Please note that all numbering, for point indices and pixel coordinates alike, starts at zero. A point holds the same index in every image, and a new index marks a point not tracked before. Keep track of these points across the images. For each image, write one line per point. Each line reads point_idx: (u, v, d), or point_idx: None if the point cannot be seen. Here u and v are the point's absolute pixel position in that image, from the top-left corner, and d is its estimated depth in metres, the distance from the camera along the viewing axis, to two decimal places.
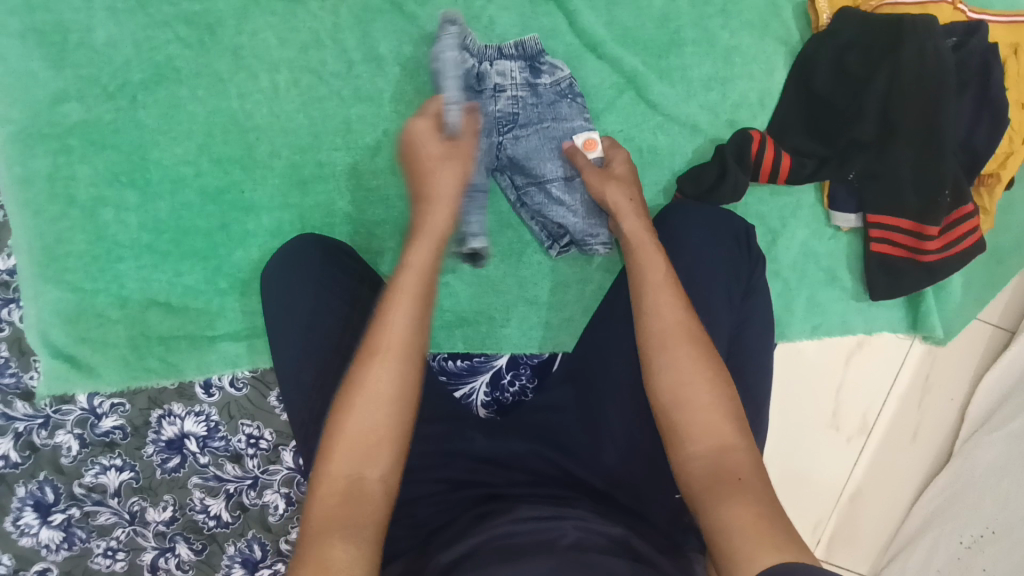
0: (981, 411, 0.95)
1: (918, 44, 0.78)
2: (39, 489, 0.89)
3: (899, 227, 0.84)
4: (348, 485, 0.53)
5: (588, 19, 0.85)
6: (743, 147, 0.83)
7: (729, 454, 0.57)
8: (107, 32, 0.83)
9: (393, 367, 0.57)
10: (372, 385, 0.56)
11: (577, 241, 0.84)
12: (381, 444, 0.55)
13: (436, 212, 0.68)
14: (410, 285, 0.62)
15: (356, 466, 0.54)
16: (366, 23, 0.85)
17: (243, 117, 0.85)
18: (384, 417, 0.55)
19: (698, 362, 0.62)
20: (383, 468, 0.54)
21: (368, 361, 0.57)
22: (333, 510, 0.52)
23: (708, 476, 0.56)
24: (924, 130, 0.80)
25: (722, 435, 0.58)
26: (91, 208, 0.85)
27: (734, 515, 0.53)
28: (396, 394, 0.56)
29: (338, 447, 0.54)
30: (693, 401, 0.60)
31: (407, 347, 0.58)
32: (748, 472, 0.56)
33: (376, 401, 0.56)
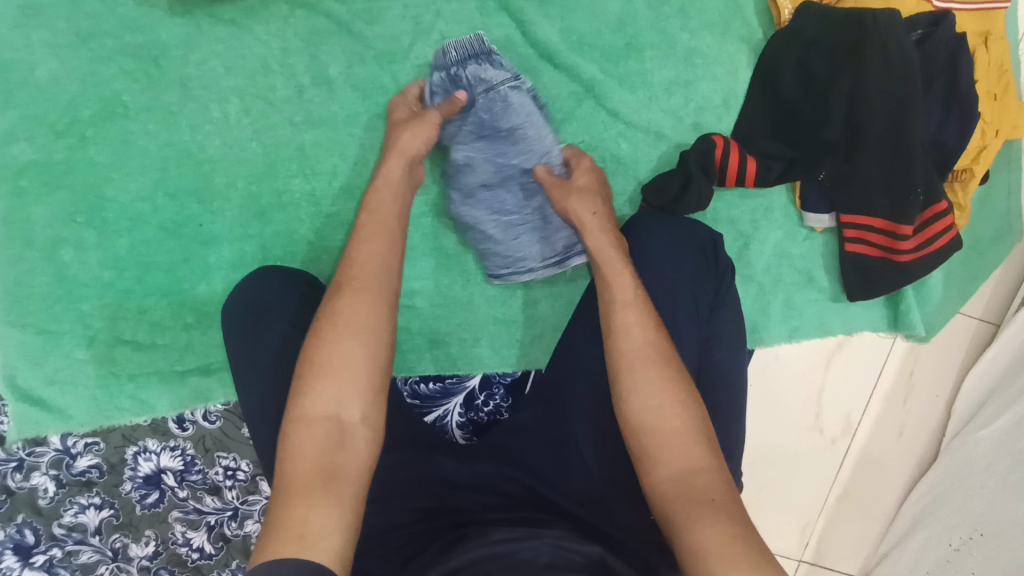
0: (967, 407, 0.94)
1: (880, 38, 0.76)
2: (18, 532, 0.89)
3: (873, 227, 0.83)
4: (328, 428, 0.54)
5: (543, 28, 0.83)
6: (708, 155, 0.81)
7: (702, 475, 0.54)
8: (52, 69, 0.81)
9: (371, 311, 0.60)
10: (351, 325, 0.59)
11: (562, 257, 0.81)
12: (359, 383, 0.57)
13: (394, 163, 0.73)
14: (375, 234, 0.67)
15: (336, 408, 0.55)
16: (314, 45, 0.83)
17: (196, 149, 0.84)
18: (363, 355, 0.58)
19: (666, 379, 0.59)
20: (363, 407, 0.56)
21: (343, 301, 0.60)
22: (318, 453, 0.53)
23: (679, 496, 0.53)
24: (891, 127, 0.78)
25: (695, 455, 0.56)
26: (49, 249, 0.84)
27: (707, 532, 0.50)
28: (375, 334, 0.59)
29: (317, 389, 0.56)
30: (661, 421, 0.58)
31: (379, 290, 0.62)
32: (719, 492, 0.53)
33: (354, 332, 0.59)
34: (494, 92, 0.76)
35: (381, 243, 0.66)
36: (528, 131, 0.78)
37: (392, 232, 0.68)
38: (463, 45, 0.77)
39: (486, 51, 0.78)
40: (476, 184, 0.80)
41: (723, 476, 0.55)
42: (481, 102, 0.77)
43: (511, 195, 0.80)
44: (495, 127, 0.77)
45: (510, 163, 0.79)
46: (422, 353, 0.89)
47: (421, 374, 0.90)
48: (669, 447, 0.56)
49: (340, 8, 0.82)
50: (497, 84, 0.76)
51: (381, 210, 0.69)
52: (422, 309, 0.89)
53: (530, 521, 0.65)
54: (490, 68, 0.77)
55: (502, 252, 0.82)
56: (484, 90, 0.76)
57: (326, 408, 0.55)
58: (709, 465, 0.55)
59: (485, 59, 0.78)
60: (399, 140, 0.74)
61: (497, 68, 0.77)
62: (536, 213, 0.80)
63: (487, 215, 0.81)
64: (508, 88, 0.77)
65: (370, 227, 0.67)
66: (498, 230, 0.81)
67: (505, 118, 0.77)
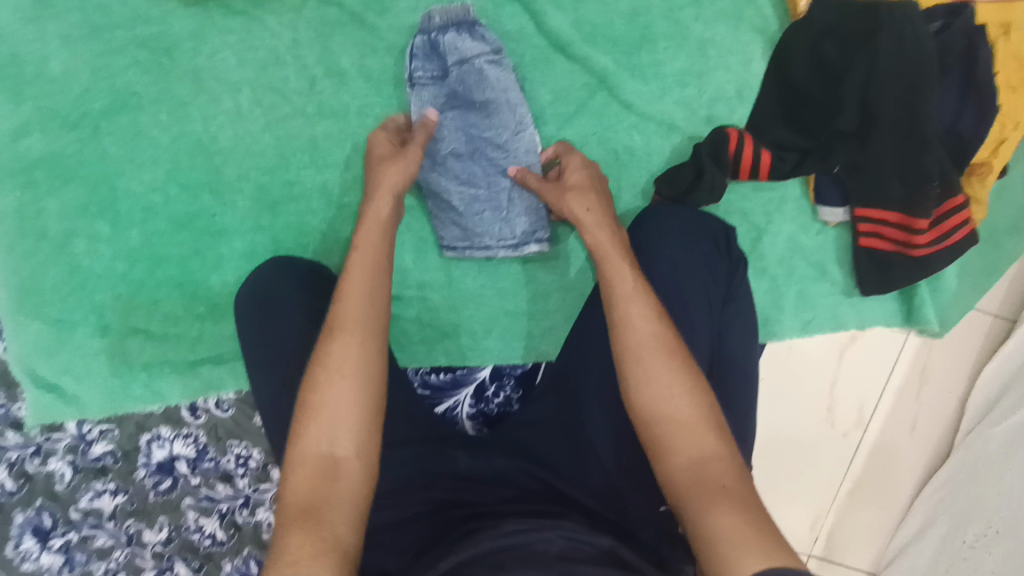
0: (983, 402, 0.93)
1: (896, 29, 0.76)
2: (36, 516, 0.91)
3: (888, 221, 0.82)
4: (322, 465, 0.54)
5: (555, 18, 0.82)
6: (720, 146, 0.80)
7: (715, 463, 0.54)
8: (65, 61, 0.82)
9: (356, 345, 0.58)
10: (338, 363, 0.57)
11: (516, 242, 0.83)
12: (351, 421, 0.56)
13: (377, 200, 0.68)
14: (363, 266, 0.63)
15: (328, 444, 0.55)
16: (325, 37, 0.83)
17: (207, 140, 0.84)
18: (352, 392, 0.56)
19: (675, 370, 0.58)
20: (356, 444, 0.55)
21: (331, 339, 0.59)
22: (311, 491, 0.53)
23: (692, 484, 0.53)
24: (906, 117, 0.77)
25: (706, 443, 0.55)
26: (64, 240, 0.85)
27: (723, 519, 0.50)
28: (363, 369, 0.57)
29: (309, 430, 0.55)
30: (672, 414, 0.57)
31: (362, 323, 0.59)
32: (732, 478, 0.53)
33: (344, 369, 0.57)
34: (469, 64, 0.78)
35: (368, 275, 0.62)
36: (501, 105, 0.80)
37: (378, 262, 0.63)
38: (447, 12, 0.79)
39: (468, 21, 0.79)
40: (445, 152, 0.80)
41: (735, 461, 0.55)
42: (455, 74, 0.79)
43: (478, 170, 0.81)
44: (467, 99, 0.79)
45: (481, 136, 0.80)
46: (432, 345, 0.89)
47: (432, 366, 0.90)
48: (679, 436, 0.56)
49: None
50: (472, 56, 0.78)
51: (368, 242, 0.65)
52: (433, 301, 0.89)
53: (543, 513, 0.65)
54: (466, 40, 0.78)
55: (461, 227, 0.82)
56: (458, 61, 0.78)
57: (319, 448, 0.55)
58: (719, 452, 0.55)
59: (465, 29, 0.79)
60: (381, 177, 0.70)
61: (475, 40, 0.79)
62: (502, 191, 0.80)
63: (454, 185, 0.81)
64: (484, 61, 0.79)
65: (355, 258, 0.63)
66: (463, 202, 0.81)
67: (478, 90, 0.79)
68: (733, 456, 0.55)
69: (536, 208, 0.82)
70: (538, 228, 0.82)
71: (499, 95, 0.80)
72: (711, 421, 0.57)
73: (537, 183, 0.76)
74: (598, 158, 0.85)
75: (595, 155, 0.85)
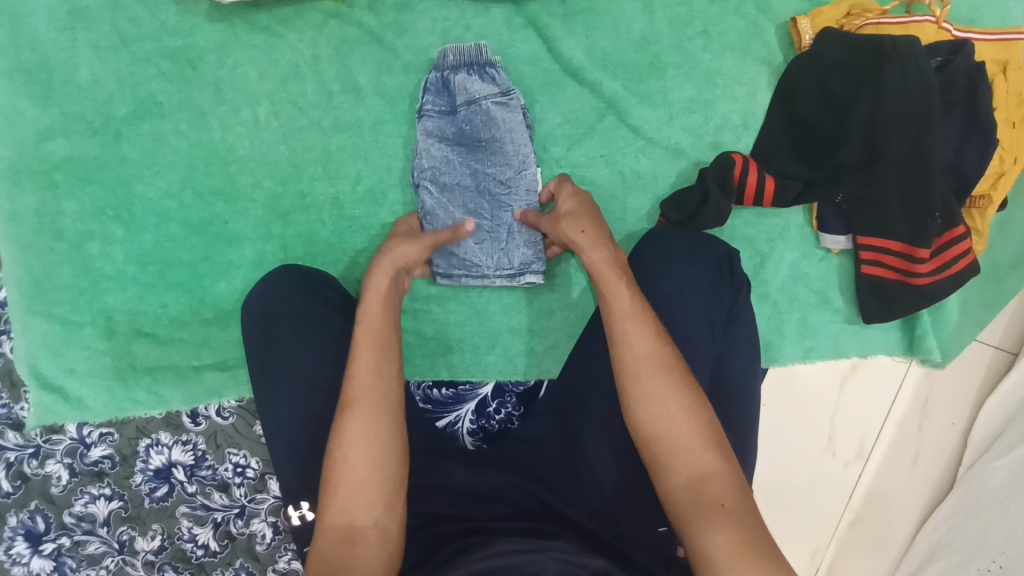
0: (985, 436, 0.92)
1: (901, 67, 0.78)
2: (30, 519, 0.90)
3: (891, 250, 0.83)
4: (341, 536, 0.53)
5: (567, 44, 0.85)
6: (726, 172, 0.82)
7: (714, 481, 0.54)
8: (92, 69, 0.85)
9: (372, 416, 0.57)
10: (356, 435, 0.56)
11: (512, 272, 0.84)
12: (371, 490, 0.55)
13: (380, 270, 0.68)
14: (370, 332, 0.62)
15: (345, 515, 0.54)
16: (344, 54, 0.86)
17: (225, 150, 0.86)
18: (370, 465, 0.55)
19: (675, 390, 0.58)
20: (375, 514, 0.54)
21: (348, 410, 0.58)
22: (331, 562, 0.51)
23: (690, 504, 0.53)
24: (911, 153, 0.79)
25: (705, 461, 0.55)
26: (78, 242, 0.87)
27: (719, 539, 0.50)
28: (381, 438, 0.57)
29: (331, 502, 0.54)
30: (671, 432, 0.57)
31: (374, 393, 0.58)
32: (730, 498, 0.53)
33: (360, 437, 0.56)
34: (476, 104, 0.81)
35: (376, 340, 0.62)
36: (507, 144, 0.82)
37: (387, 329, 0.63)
38: (461, 52, 0.81)
39: (482, 62, 0.81)
40: (451, 185, 0.83)
41: (735, 478, 0.55)
42: (462, 113, 0.81)
43: (479, 202, 0.83)
44: (474, 137, 0.82)
45: (485, 171, 0.82)
46: (435, 358, 0.90)
47: (433, 380, 0.91)
48: (678, 455, 0.56)
49: (372, 19, 0.85)
50: (480, 98, 0.80)
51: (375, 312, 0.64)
52: (438, 315, 0.90)
53: (539, 531, 0.64)
54: (476, 82, 0.81)
55: (461, 253, 0.83)
56: (467, 102, 0.81)
57: (340, 520, 0.54)
58: (718, 470, 0.55)
59: (477, 70, 0.81)
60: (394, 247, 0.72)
61: (485, 82, 0.81)
62: (503, 225, 0.83)
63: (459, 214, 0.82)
64: (491, 103, 0.81)
65: (365, 329, 0.63)
66: None
67: (485, 130, 0.81)
68: (733, 472, 0.55)
69: (534, 242, 0.83)
70: (534, 260, 0.83)
71: (505, 136, 0.82)
72: (711, 440, 0.56)
73: (536, 218, 0.78)
74: (606, 179, 0.87)
75: (602, 177, 0.87)
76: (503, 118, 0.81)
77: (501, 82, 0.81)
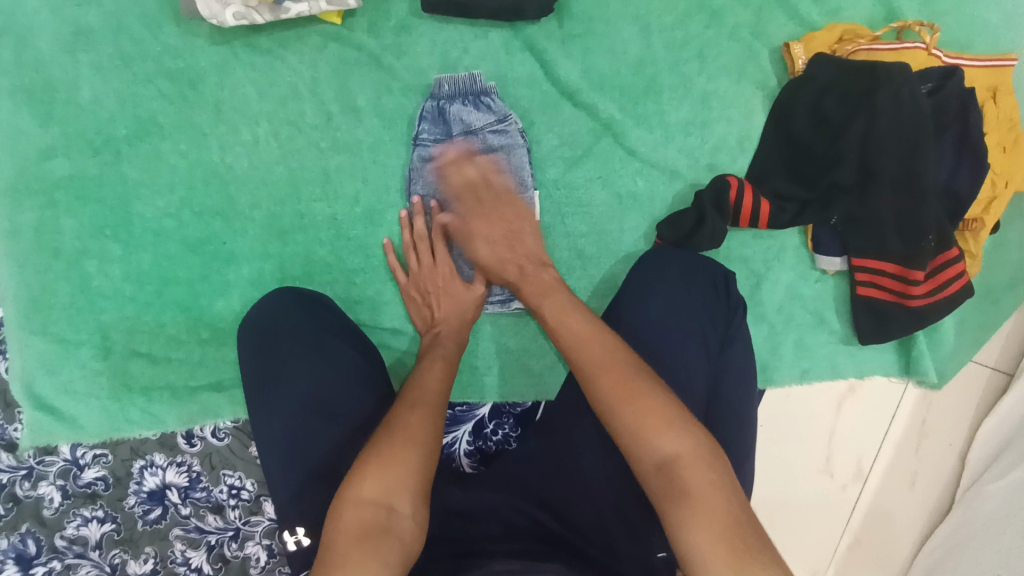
0: (982, 458, 0.92)
1: (893, 90, 0.79)
2: (21, 542, 0.89)
3: (886, 271, 0.84)
4: (377, 516, 0.55)
5: (564, 67, 0.86)
6: (721, 194, 0.83)
7: (683, 465, 0.55)
8: (94, 89, 0.85)
9: (428, 416, 0.63)
10: (413, 430, 0.61)
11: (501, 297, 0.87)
12: (414, 479, 0.58)
13: (445, 325, 0.80)
14: (448, 363, 0.74)
15: (387, 498, 0.56)
16: (344, 75, 0.86)
17: (224, 170, 0.87)
18: (420, 460, 0.59)
19: (623, 380, 0.60)
20: (412, 500, 0.57)
21: (407, 409, 0.64)
22: (364, 531, 0.54)
23: (662, 493, 0.54)
24: (903, 175, 0.80)
25: (671, 447, 0.55)
26: (76, 260, 0.87)
27: (692, 534, 0.51)
28: (429, 439, 0.61)
29: (373, 476, 0.57)
30: (634, 421, 0.57)
31: (436, 413, 0.64)
32: (697, 487, 0.53)
33: (417, 429, 0.61)
34: (474, 134, 0.84)
35: (444, 368, 0.72)
36: (504, 169, 0.85)
37: (450, 361, 0.74)
38: (455, 82, 0.83)
39: (476, 91, 0.84)
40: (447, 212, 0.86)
41: (702, 458, 0.55)
42: (459, 143, 0.84)
43: None
44: None
45: None
46: None
47: None
48: (645, 447, 0.56)
49: (371, 42, 0.86)
50: (477, 128, 0.84)
51: (448, 349, 0.76)
52: None
53: (534, 552, 0.64)
54: (472, 112, 0.84)
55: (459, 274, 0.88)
56: (463, 132, 0.84)
57: (377, 494, 0.56)
58: (681, 454, 0.55)
59: (473, 100, 0.84)
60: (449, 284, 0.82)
61: (481, 111, 0.84)
62: None
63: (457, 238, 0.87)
64: (488, 132, 0.84)
65: (437, 359, 0.74)
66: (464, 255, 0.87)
67: (482, 158, 0.85)
68: (698, 449, 0.55)
69: None
70: None
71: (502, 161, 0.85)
72: (669, 417, 0.57)
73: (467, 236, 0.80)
74: (602, 201, 0.88)
75: (599, 199, 0.88)
76: (499, 144, 0.85)
77: (496, 109, 0.84)
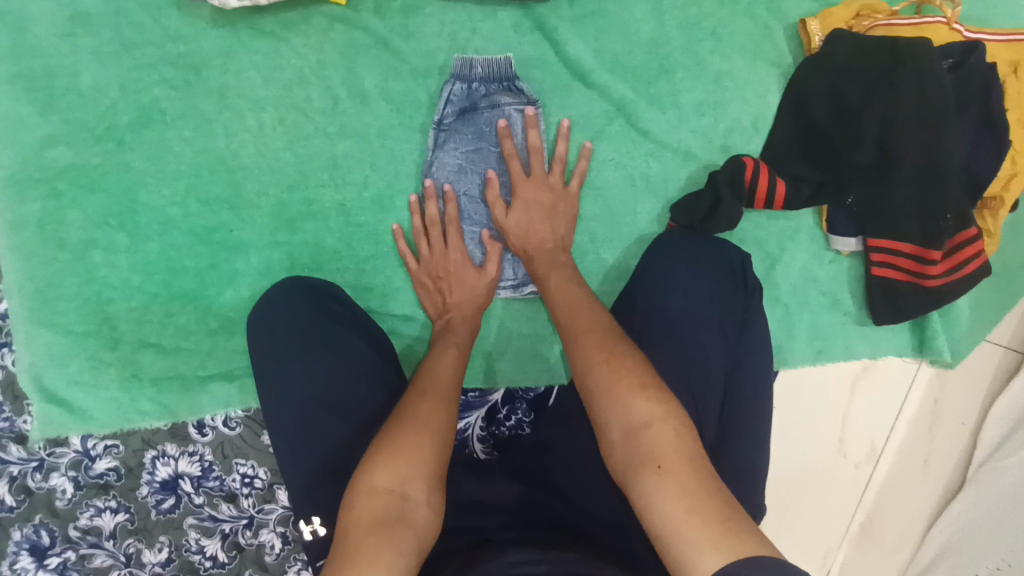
0: (995, 436, 0.92)
1: (915, 68, 0.77)
2: (34, 533, 0.89)
3: (902, 252, 0.82)
4: (390, 504, 0.54)
5: (576, 47, 0.85)
6: (737, 176, 0.82)
7: (653, 431, 0.55)
8: (94, 75, 0.83)
9: (441, 401, 0.63)
10: (426, 418, 0.60)
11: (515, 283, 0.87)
12: (429, 465, 0.57)
13: (458, 316, 0.80)
14: (460, 352, 0.74)
15: (400, 484, 0.55)
16: (350, 58, 0.84)
17: (229, 157, 0.85)
18: (433, 447, 0.58)
19: (601, 349, 0.63)
20: (426, 488, 0.56)
21: (418, 397, 0.63)
22: (375, 519, 0.53)
23: (632, 461, 0.54)
24: (924, 154, 0.78)
25: (642, 413, 0.56)
26: (81, 251, 0.85)
27: (663, 506, 0.50)
28: (441, 427, 0.60)
29: (383, 463, 0.56)
30: (608, 388, 0.59)
31: (449, 400, 0.64)
32: (668, 456, 0.53)
33: (430, 417, 0.61)
34: (499, 109, 0.83)
35: (456, 358, 0.72)
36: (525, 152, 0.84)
37: (461, 351, 0.74)
38: (489, 65, 0.82)
39: (509, 75, 0.83)
40: (460, 193, 0.85)
41: (672, 425, 0.55)
42: (484, 115, 0.83)
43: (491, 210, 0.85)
44: (493, 141, 0.84)
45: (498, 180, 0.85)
46: None
47: None
48: (619, 410, 0.57)
49: (378, 23, 0.84)
50: (503, 104, 0.83)
51: (461, 339, 0.77)
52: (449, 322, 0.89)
53: (550, 541, 0.63)
54: (504, 93, 0.83)
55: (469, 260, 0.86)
56: (490, 105, 0.83)
57: (389, 483, 0.55)
58: (651, 420, 0.55)
59: (506, 84, 0.83)
60: (460, 273, 0.82)
61: (512, 94, 0.83)
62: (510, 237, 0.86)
63: (468, 224, 0.85)
64: (514, 110, 0.83)
65: (449, 349, 0.74)
66: (474, 241, 0.85)
67: None
68: (669, 418, 0.56)
69: None
70: None
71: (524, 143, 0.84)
72: (643, 384, 0.58)
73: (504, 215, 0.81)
74: (615, 184, 0.87)
75: (612, 182, 0.87)
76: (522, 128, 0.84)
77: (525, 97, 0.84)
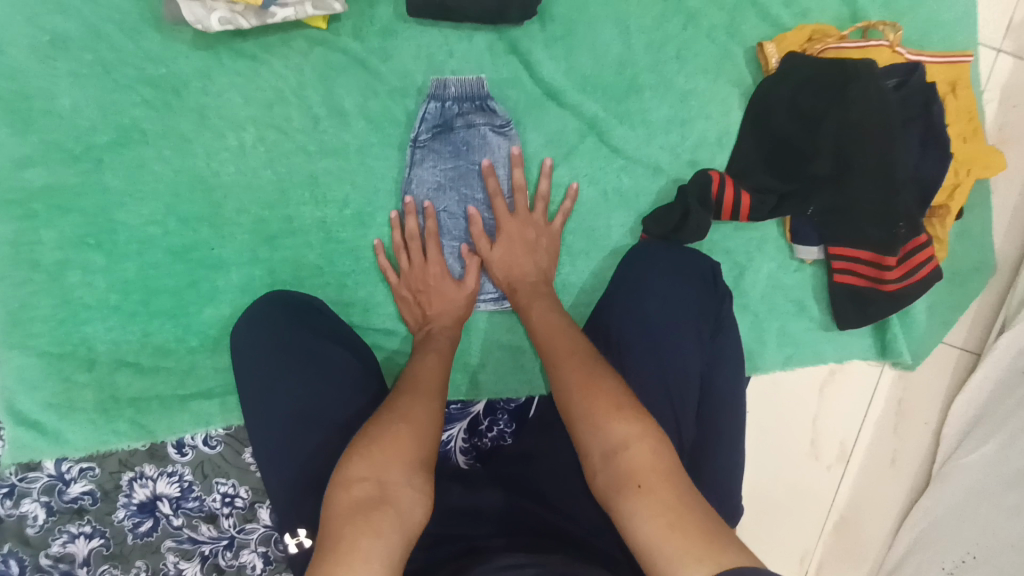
0: (956, 434, 0.96)
1: (863, 83, 0.82)
2: (4, 562, 0.87)
3: (861, 258, 0.88)
4: (367, 490, 0.54)
5: (549, 68, 0.88)
6: (705, 188, 0.86)
7: (631, 450, 0.57)
8: (73, 97, 0.84)
9: (422, 399, 0.65)
10: (406, 415, 0.62)
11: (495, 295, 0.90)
12: (408, 453, 0.58)
13: (440, 326, 0.82)
14: (444, 359, 0.76)
15: (377, 472, 0.56)
16: (329, 79, 0.87)
17: (209, 176, 0.86)
18: (411, 436, 0.59)
19: (580, 373, 0.65)
20: (405, 474, 0.56)
21: (401, 397, 0.65)
22: (354, 508, 0.53)
23: (614, 482, 0.56)
24: (876, 163, 0.83)
25: (620, 433, 0.58)
26: (57, 271, 0.85)
27: (643, 525, 0.52)
28: (421, 420, 0.61)
29: (361, 455, 0.57)
30: (586, 412, 0.61)
31: (431, 398, 0.66)
32: (647, 475, 0.55)
33: (410, 413, 0.62)
34: (473, 128, 0.86)
35: (441, 364, 0.74)
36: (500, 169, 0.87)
37: (443, 357, 0.76)
38: (462, 85, 0.85)
39: (482, 95, 0.86)
40: (439, 210, 0.87)
41: (648, 443, 0.57)
42: (459, 134, 0.86)
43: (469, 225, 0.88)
44: (469, 159, 0.87)
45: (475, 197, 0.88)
46: None
47: None
48: (598, 432, 0.59)
49: (357, 45, 0.86)
50: (477, 124, 0.86)
51: (444, 347, 0.78)
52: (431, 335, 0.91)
53: (537, 546, 0.64)
54: (478, 111, 0.86)
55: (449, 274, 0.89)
56: (465, 125, 0.86)
57: (366, 471, 0.56)
58: (629, 441, 0.57)
59: (480, 103, 0.86)
60: (440, 286, 0.84)
61: (486, 113, 0.86)
62: None
63: (448, 240, 0.88)
64: (488, 129, 0.87)
65: (433, 356, 0.75)
66: (454, 255, 0.88)
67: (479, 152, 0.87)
68: (646, 435, 0.58)
69: None
70: None
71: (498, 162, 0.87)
72: (619, 404, 0.60)
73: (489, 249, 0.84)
74: (589, 198, 0.90)
75: (586, 196, 0.90)
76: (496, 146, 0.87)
77: (499, 117, 0.87)
